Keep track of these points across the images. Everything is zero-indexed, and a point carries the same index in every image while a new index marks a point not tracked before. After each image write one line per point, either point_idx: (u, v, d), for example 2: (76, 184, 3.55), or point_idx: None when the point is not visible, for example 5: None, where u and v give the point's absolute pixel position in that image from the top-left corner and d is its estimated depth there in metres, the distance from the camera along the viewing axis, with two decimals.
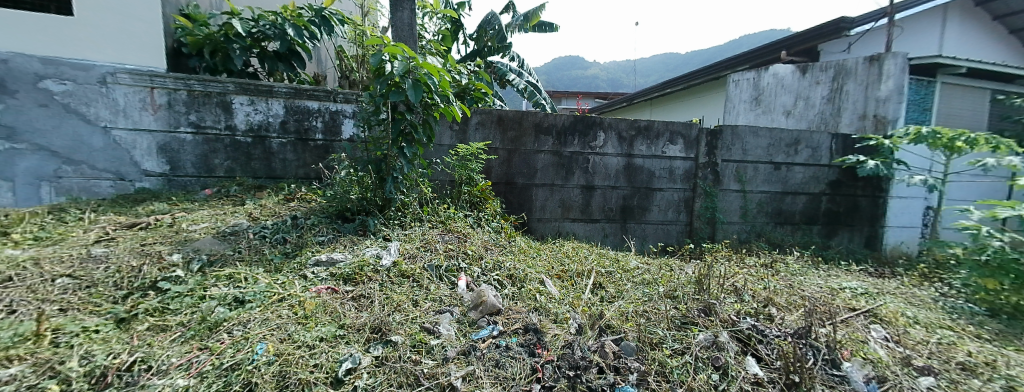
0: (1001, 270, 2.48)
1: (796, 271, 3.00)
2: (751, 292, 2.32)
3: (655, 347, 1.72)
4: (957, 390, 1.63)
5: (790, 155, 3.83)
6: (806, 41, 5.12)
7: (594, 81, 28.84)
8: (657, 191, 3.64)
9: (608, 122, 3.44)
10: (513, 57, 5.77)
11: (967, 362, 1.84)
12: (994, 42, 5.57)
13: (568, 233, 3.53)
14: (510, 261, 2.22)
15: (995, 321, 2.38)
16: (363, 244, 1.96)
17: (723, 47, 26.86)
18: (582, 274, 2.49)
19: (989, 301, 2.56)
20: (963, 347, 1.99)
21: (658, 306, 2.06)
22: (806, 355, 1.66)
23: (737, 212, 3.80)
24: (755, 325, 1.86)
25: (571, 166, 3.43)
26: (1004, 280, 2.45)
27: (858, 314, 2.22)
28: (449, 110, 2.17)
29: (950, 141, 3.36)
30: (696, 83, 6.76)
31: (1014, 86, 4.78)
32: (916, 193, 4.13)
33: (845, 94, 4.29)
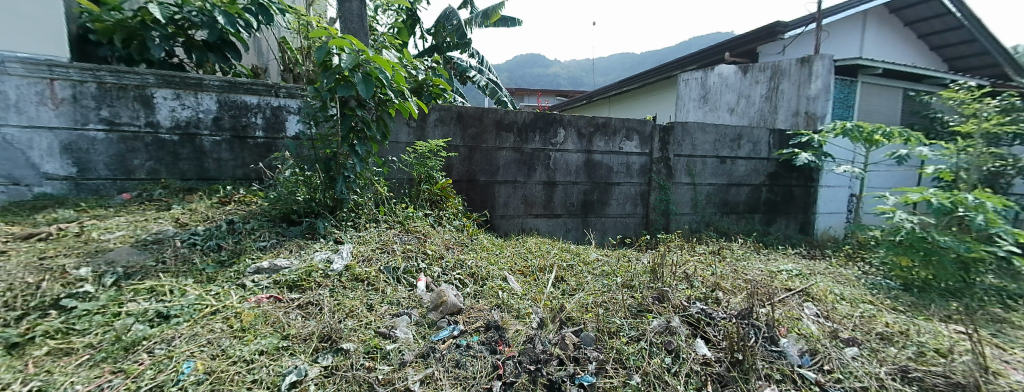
0: (913, 248, 2.86)
1: (739, 256, 3.24)
2: (701, 278, 2.47)
3: (613, 336, 1.78)
4: (876, 357, 1.84)
5: (733, 150, 4.13)
6: (746, 44, 5.52)
7: (555, 79, 29.31)
8: (615, 185, 3.78)
9: (568, 118, 3.51)
10: (473, 54, 5.71)
11: (884, 332, 2.08)
12: (902, 46, 6.31)
13: (531, 228, 3.56)
14: (472, 259, 2.20)
15: (908, 294, 2.72)
16: (312, 248, 1.85)
17: (676, 48, 28.31)
18: (545, 268, 2.52)
19: (900, 276, 2.91)
20: (881, 319, 2.25)
21: (617, 296, 2.14)
22: (748, 334, 1.79)
23: (688, 204, 4.03)
24: (704, 310, 1.99)
25: (534, 163, 3.46)
26: (916, 257, 2.82)
27: (794, 294, 2.44)
28: (404, 106, 2.11)
29: (870, 135, 3.77)
30: (649, 82, 7.07)
31: (920, 86, 5.44)
32: (842, 182, 4.60)
33: (781, 93, 4.69)
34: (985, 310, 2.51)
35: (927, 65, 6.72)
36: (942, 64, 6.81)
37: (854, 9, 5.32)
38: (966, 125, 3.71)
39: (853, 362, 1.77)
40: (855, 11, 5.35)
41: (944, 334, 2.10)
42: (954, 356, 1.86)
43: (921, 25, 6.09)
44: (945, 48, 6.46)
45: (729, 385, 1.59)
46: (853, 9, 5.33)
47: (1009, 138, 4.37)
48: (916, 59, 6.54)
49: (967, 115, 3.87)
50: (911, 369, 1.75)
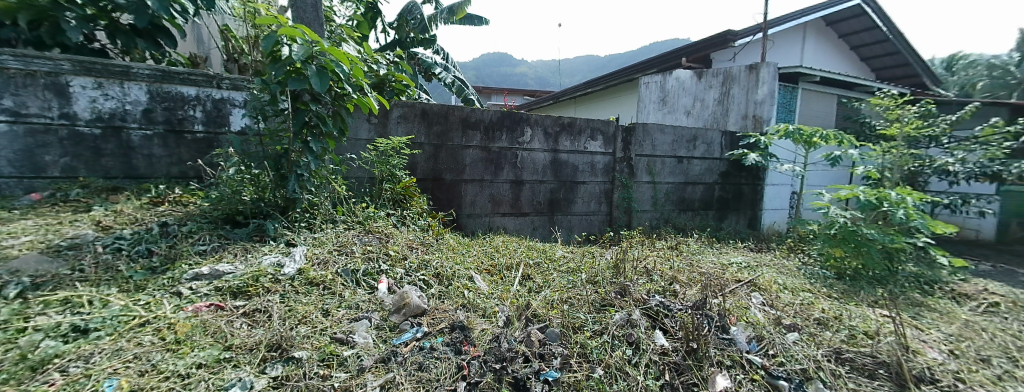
0: (845, 241, 3.16)
1: (695, 251, 3.43)
2: (660, 273, 2.59)
3: (577, 331, 1.82)
4: (813, 340, 2.02)
5: (690, 150, 4.36)
6: (701, 50, 5.85)
7: (522, 79, 29.48)
8: (581, 184, 3.86)
9: (534, 118, 3.54)
10: (438, 51, 5.61)
11: (821, 317, 2.28)
12: (836, 56, 6.95)
13: (498, 227, 3.55)
14: (438, 259, 2.16)
15: (841, 282, 3.00)
16: (260, 252, 1.73)
17: (637, 52, 29.44)
18: (511, 267, 2.53)
19: (835, 266, 3.21)
20: (818, 305, 2.48)
21: (582, 292, 2.19)
22: (702, 324, 1.90)
23: (649, 202, 4.21)
24: (663, 302, 2.08)
25: (501, 162, 3.45)
26: (847, 248, 3.12)
27: (743, 284, 2.62)
28: (362, 101, 2.04)
29: (809, 137, 4.12)
30: (612, 84, 7.29)
31: (851, 93, 6.01)
32: (784, 181, 5.00)
33: (732, 98, 5.01)
34: (905, 295, 2.86)
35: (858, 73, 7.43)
36: (870, 73, 7.57)
37: (795, 20, 5.80)
38: (890, 128, 4.14)
39: (794, 346, 1.92)
40: (796, 23, 5.83)
41: (869, 318, 2.35)
42: (879, 337, 2.08)
43: (854, 37, 6.72)
44: (872, 59, 7.18)
45: (686, 373, 1.67)
46: (794, 21, 5.81)
47: (924, 140, 4.93)
48: (847, 69, 7.23)
49: (893, 119, 4.30)
50: (844, 350, 1.95)
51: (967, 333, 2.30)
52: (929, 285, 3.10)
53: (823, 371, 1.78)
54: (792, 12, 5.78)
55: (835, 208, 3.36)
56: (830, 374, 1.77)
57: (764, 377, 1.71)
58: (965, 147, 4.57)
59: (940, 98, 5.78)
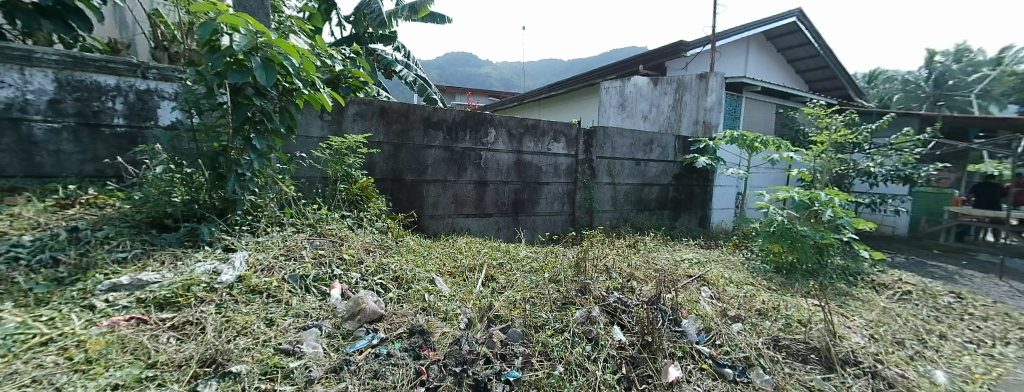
0: (783, 238, 3.45)
1: (651, 248, 3.59)
2: (618, 270, 2.69)
3: (539, 330, 1.84)
4: (754, 329, 2.19)
5: (646, 153, 4.57)
6: (656, 58, 6.16)
7: (487, 80, 29.45)
8: (545, 185, 3.92)
9: (498, 119, 3.54)
10: (399, 47, 5.46)
11: (762, 308, 2.48)
12: (774, 69, 7.60)
13: (462, 228, 3.50)
14: (396, 262, 2.10)
15: (779, 275, 3.29)
16: (193, 258, 1.58)
17: (599, 58, 30.49)
18: (474, 268, 2.51)
19: (774, 260, 3.50)
20: (759, 297, 2.69)
21: (544, 291, 2.22)
22: (656, 318, 2.00)
23: (609, 202, 4.35)
24: (620, 299, 2.16)
25: (464, 162, 3.41)
26: (784, 244, 3.41)
27: (693, 279, 2.79)
28: (314, 97, 1.93)
29: (752, 142, 4.46)
30: (574, 88, 7.48)
31: (787, 102, 6.60)
32: (730, 183, 5.39)
33: (684, 104, 5.33)
34: (833, 285, 3.19)
35: (795, 84, 8.17)
36: (804, 85, 8.37)
37: (739, 34, 6.28)
38: (820, 135, 4.60)
39: (737, 335, 2.08)
40: (739, 36, 6.31)
41: (802, 307, 2.59)
42: (810, 325, 2.30)
43: (792, 51, 7.38)
44: (806, 71, 7.93)
45: (641, 365, 1.74)
46: (738, 35, 6.29)
47: (849, 147, 5.52)
48: (784, 80, 7.93)
49: (822, 127, 4.76)
50: (781, 338, 2.14)
51: (885, 319, 2.61)
52: (851, 276, 3.47)
53: (763, 357, 1.94)
54: (737, 26, 6.25)
55: (773, 207, 3.67)
56: (768, 361, 1.93)
57: (712, 365, 1.83)
58: (884, 153, 5.26)
59: (861, 109, 6.49)
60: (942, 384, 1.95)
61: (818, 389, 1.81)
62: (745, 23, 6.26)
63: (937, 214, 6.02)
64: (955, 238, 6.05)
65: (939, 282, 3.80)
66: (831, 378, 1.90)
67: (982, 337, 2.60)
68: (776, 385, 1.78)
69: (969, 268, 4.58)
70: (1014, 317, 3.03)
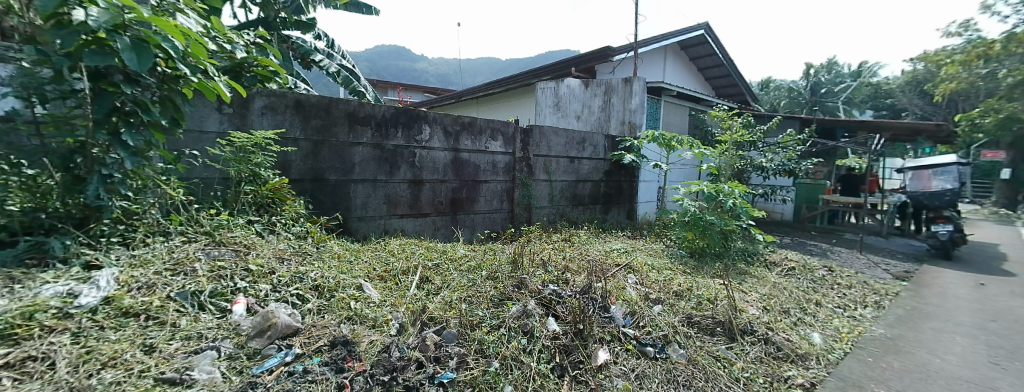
0: (695, 226, 3.87)
1: (584, 241, 3.79)
2: (554, 264, 2.80)
3: (474, 328, 1.84)
4: (671, 309, 2.43)
5: (579, 151, 4.80)
6: (586, 62, 6.50)
7: (421, 75, 28.57)
8: (482, 183, 3.91)
9: (432, 116, 3.46)
10: (320, 36, 5.03)
11: (678, 290, 2.75)
12: (687, 75, 8.49)
13: (396, 230, 3.33)
14: (316, 270, 1.93)
15: (693, 260, 3.70)
16: (39, 280, 1.28)
17: (534, 59, 31.34)
18: (408, 270, 2.41)
19: (688, 246, 3.92)
20: (676, 279, 3.00)
21: (480, 289, 2.22)
22: (588, 306, 2.11)
23: (546, 199, 4.50)
24: (555, 291, 2.25)
25: (396, 161, 3.26)
26: (695, 232, 3.83)
27: (621, 268, 3.00)
28: (206, 85, 1.73)
29: (669, 141, 4.94)
30: (509, 87, 7.58)
31: (697, 106, 7.41)
32: (652, 178, 5.90)
33: (612, 106, 5.72)
34: (735, 266, 3.68)
35: (703, 90, 9.22)
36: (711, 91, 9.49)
37: (657, 43, 6.89)
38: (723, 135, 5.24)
39: (657, 316, 2.28)
40: (658, 45, 6.92)
41: (711, 287, 2.94)
42: (716, 301, 2.61)
43: (702, 60, 8.29)
44: (713, 78, 8.99)
45: (573, 352, 1.83)
46: (656, 44, 6.89)
47: (746, 145, 6.37)
48: (695, 86, 8.91)
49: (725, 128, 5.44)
50: (694, 315, 2.41)
51: (774, 292, 3.08)
52: (749, 257, 4.02)
53: (679, 334, 2.15)
54: (655, 35, 6.85)
55: (686, 199, 4.09)
56: (683, 336, 2.15)
57: (635, 346, 1.99)
58: (773, 150, 6.10)
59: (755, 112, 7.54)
60: (817, 344, 2.38)
61: (723, 357, 2.07)
62: (662, 33, 6.89)
63: (813, 201, 7.53)
64: (827, 220, 7.42)
65: (815, 259, 4.57)
66: (733, 347, 2.19)
67: (844, 302, 3.20)
68: (689, 357, 2.00)
69: (837, 246, 5.59)
70: (866, 284, 3.78)
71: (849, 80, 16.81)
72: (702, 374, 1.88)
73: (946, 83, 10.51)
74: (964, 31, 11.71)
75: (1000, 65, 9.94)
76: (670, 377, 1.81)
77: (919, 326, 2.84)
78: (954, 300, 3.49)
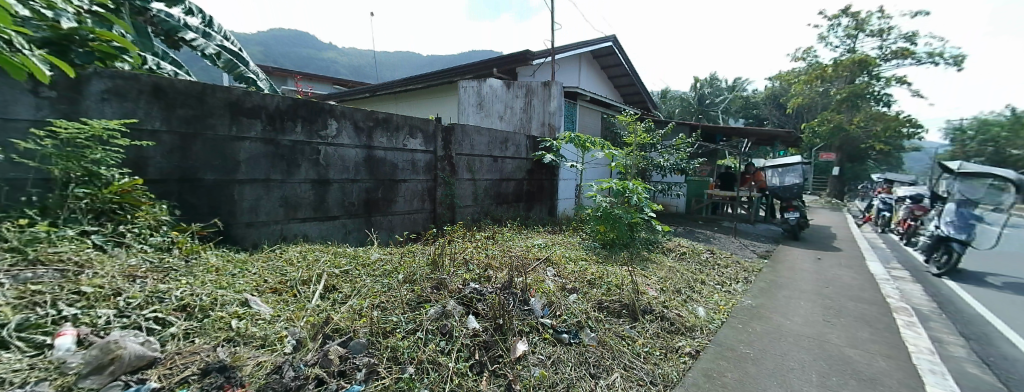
0: (607, 219, 4.23)
1: (507, 239, 3.86)
2: (476, 262, 2.81)
3: (388, 335, 1.74)
4: (585, 297, 2.63)
5: (502, 151, 4.88)
6: (507, 64, 6.64)
7: (332, 66, 26.21)
8: (400, 182, 3.72)
9: (340, 110, 3.17)
10: (193, 11, 4.25)
11: (591, 278, 2.99)
12: (598, 82, 9.22)
13: (297, 235, 2.97)
14: (183, 287, 1.64)
15: (605, 251, 4.05)
16: None
17: (457, 57, 31.03)
18: (311, 280, 2.18)
19: (601, 238, 4.27)
20: (590, 269, 3.26)
21: (396, 294, 2.11)
22: (507, 301, 2.15)
23: (469, 197, 4.47)
24: (475, 289, 2.25)
25: (295, 158, 2.92)
26: (606, 225, 4.18)
27: (542, 262, 3.14)
28: (9, 60, 1.33)
29: (584, 142, 5.28)
30: (429, 84, 7.36)
31: (608, 110, 8.11)
32: (569, 176, 6.27)
33: (533, 108, 5.96)
34: (639, 254, 4.13)
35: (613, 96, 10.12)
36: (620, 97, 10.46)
37: (572, 51, 7.35)
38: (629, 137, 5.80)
39: (572, 304, 2.43)
40: (572, 53, 7.39)
41: (618, 274, 3.24)
42: (623, 286, 2.89)
43: (612, 69, 9.09)
44: (621, 86, 9.92)
45: (493, 347, 1.85)
46: (571, 51, 7.35)
47: (648, 146, 7.15)
48: (606, 92, 9.73)
49: (630, 131, 6.03)
50: (604, 300, 2.64)
51: (669, 275, 3.53)
52: (651, 245, 4.54)
53: (591, 319, 2.33)
54: (570, 43, 7.30)
55: (598, 195, 4.43)
56: (594, 321, 2.33)
57: (552, 334, 2.09)
58: (668, 152, 6.96)
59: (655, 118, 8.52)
60: (701, 316, 2.80)
61: (627, 335, 2.30)
62: (576, 42, 7.37)
63: (699, 195, 8.85)
64: (711, 210, 8.74)
65: (702, 244, 5.36)
66: (636, 326, 2.44)
67: (722, 279, 3.80)
68: (599, 339, 2.17)
69: (717, 232, 6.63)
70: (738, 263, 4.56)
71: (726, 93, 20.09)
72: (610, 354, 2.06)
73: (796, 97, 14.39)
74: (807, 56, 15.01)
75: (832, 85, 13.65)
76: (583, 359, 1.95)
77: (775, 295, 3.51)
78: (796, 272, 4.41)
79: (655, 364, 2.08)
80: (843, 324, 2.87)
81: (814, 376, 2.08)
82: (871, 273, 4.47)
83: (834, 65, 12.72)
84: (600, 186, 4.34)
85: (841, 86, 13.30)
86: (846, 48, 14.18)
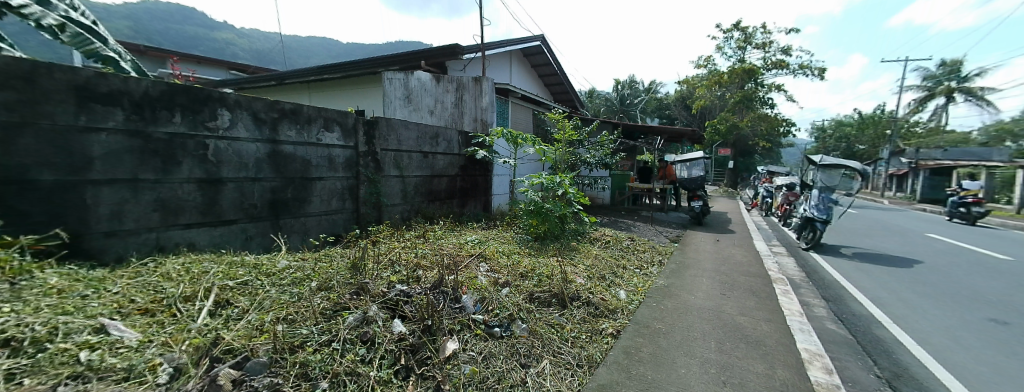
0: (539, 213, 4.35)
1: (439, 237, 3.75)
2: (404, 263, 2.68)
3: (297, 350, 1.57)
4: (518, 289, 2.67)
5: (432, 146, 4.71)
6: (436, 57, 6.37)
7: (232, 49, 22.88)
8: (314, 180, 3.38)
9: (234, 98, 2.76)
10: None
11: (523, 271, 3.05)
12: (529, 80, 9.44)
13: (180, 245, 2.52)
14: (4, 317, 1.29)
15: (537, 243, 4.18)
16: None
17: (383, 47, 29.29)
18: (196, 295, 1.86)
19: (534, 232, 4.39)
20: (524, 262, 3.34)
21: (308, 303, 1.91)
22: (436, 301, 2.08)
23: (398, 195, 4.24)
24: (402, 291, 2.13)
25: (174, 153, 2.46)
26: (539, 219, 4.30)
27: (475, 258, 3.13)
28: None
29: (516, 138, 5.32)
30: (350, 74, 6.82)
31: (540, 108, 8.36)
32: (503, 172, 6.31)
33: (465, 103, 5.91)
34: (569, 245, 4.34)
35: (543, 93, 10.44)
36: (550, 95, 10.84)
37: (502, 48, 7.43)
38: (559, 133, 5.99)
39: (504, 298, 2.45)
40: (502, 49, 7.46)
41: (549, 265, 3.36)
42: (553, 276, 3.01)
43: (542, 68, 9.39)
44: (551, 85, 10.29)
45: (420, 350, 1.77)
46: (501, 48, 7.42)
47: (577, 143, 7.52)
48: (536, 90, 10.02)
49: (560, 127, 6.23)
50: (534, 292, 2.70)
51: (596, 263, 3.77)
52: (579, 236, 4.80)
53: (522, 311, 2.36)
54: (499, 40, 7.35)
55: (532, 191, 4.50)
56: (525, 312, 2.37)
57: (484, 329, 2.07)
58: (594, 148, 7.38)
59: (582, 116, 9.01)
60: (622, 298, 3.04)
61: (556, 323, 2.39)
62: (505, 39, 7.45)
63: (622, 187, 9.63)
64: (631, 201, 9.53)
65: (624, 232, 5.82)
66: (564, 312, 2.56)
67: (640, 263, 4.18)
68: (530, 329, 2.21)
69: (638, 221, 7.27)
70: (654, 248, 5.04)
71: (643, 94, 22.06)
72: (540, 342, 2.11)
73: (700, 100, 16.35)
74: (708, 64, 17.16)
75: (727, 90, 15.76)
76: (514, 351, 1.97)
77: (683, 275, 3.96)
78: (700, 253, 5.04)
79: (582, 347, 2.20)
80: (734, 295, 3.35)
81: (713, 343, 2.38)
82: (757, 251, 5.29)
83: (729, 72, 14.77)
84: (534, 182, 4.41)
85: (734, 91, 15.51)
86: (737, 58, 16.54)
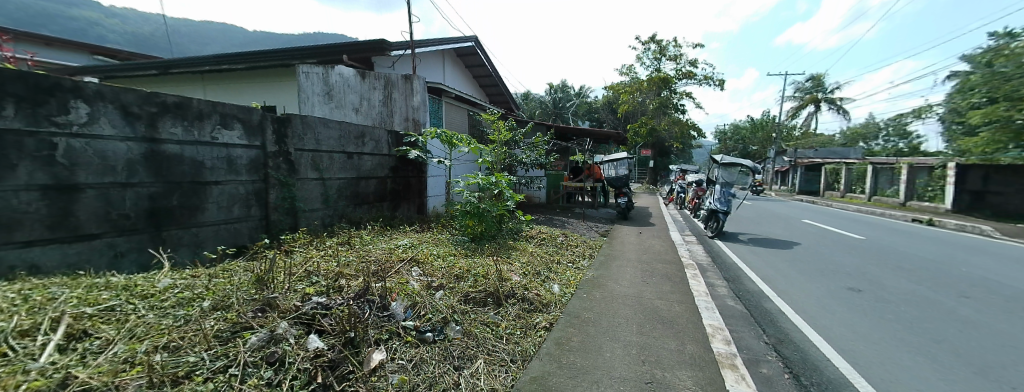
0: (475, 213, 4.32)
1: (366, 242, 3.54)
2: (325, 273, 2.46)
3: (181, 382, 1.35)
4: (451, 291, 2.63)
5: (357, 146, 4.42)
6: (360, 52, 5.96)
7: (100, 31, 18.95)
8: (209, 185, 2.95)
9: (94, 87, 2.29)
10: None
11: (459, 272, 3.01)
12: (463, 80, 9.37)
13: (14, 267, 2.01)
14: None
15: (474, 244, 4.17)
16: None
17: (301, 39, 26.65)
18: (37, 328, 1.50)
19: (471, 232, 4.36)
20: (461, 263, 3.31)
21: (199, 325, 1.65)
22: (360, 311, 1.94)
23: (318, 199, 3.89)
24: (319, 303, 1.96)
25: (6, 155, 1.97)
26: (475, 219, 4.29)
27: (407, 263, 3.00)
28: None
29: (450, 138, 5.19)
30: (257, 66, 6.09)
31: (475, 108, 8.33)
32: (437, 173, 6.16)
33: (394, 101, 5.63)
34: (505, 244, 4.40)
35: (478, 94, 10.43)
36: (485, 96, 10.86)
37: (435, 47, 7.26)
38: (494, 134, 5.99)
39: (437, 301, 2.38)
40: (435, 48, 7.28)
41: (485, 264, 3.36)
42: (489, 276, 3.02)
43: (476, 68, 9.38)
44: (485, 86, 10.32)
45: (341, 365, 1.64)
46: (433, 47, 7.25)
47: (512, 143, 7.63)
48: (471, 91, 9.98)
49: (495, 128, 6.24)
50: (470, 292, 2.68)
51: (531, 260, 3.89)
52: (515, 235, 4.90)
53: (456, 313, 2.31)
54: (431, 39, 7.17)
55: (468, 192, 4.42)
56: (459, 314, 2.33)
57: (414, 336, 2.00)
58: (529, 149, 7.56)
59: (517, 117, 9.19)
60: (555, 292, 3.18)
61: (491, 321, 2.40)
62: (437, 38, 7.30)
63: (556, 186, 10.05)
64: (565, 200, 9.97)
65: (558, 229, 6.07)
66: (499, 311, 2.59)
67: (572, 257, 4.40)
68: (464, 331, 2.18)
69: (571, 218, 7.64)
70: (586, 242, 5.35)
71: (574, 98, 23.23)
72: (473, 342, 2.11)
73: (624, 104, 17.70)
74: (630, 72, 18.69)
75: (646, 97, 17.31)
76: (446, 354, 1.93)
77: (609, 265, 4.26)
78: (625, 245, 5.47)
79: (516, 342, 2.24)
80: (653, 281, 3.71)
81: (634, 326, 2.60)
82: (673, 240, 5.92)
83: (648, 80, 16.23)
84: (469, 183, 4.34)
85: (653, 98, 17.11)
86: (654, 68, 18.28)
